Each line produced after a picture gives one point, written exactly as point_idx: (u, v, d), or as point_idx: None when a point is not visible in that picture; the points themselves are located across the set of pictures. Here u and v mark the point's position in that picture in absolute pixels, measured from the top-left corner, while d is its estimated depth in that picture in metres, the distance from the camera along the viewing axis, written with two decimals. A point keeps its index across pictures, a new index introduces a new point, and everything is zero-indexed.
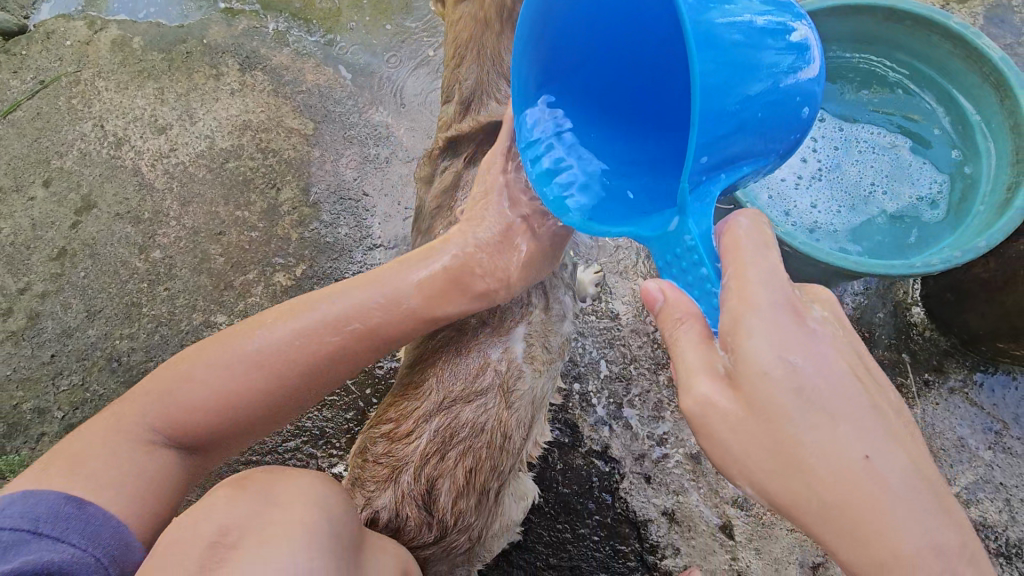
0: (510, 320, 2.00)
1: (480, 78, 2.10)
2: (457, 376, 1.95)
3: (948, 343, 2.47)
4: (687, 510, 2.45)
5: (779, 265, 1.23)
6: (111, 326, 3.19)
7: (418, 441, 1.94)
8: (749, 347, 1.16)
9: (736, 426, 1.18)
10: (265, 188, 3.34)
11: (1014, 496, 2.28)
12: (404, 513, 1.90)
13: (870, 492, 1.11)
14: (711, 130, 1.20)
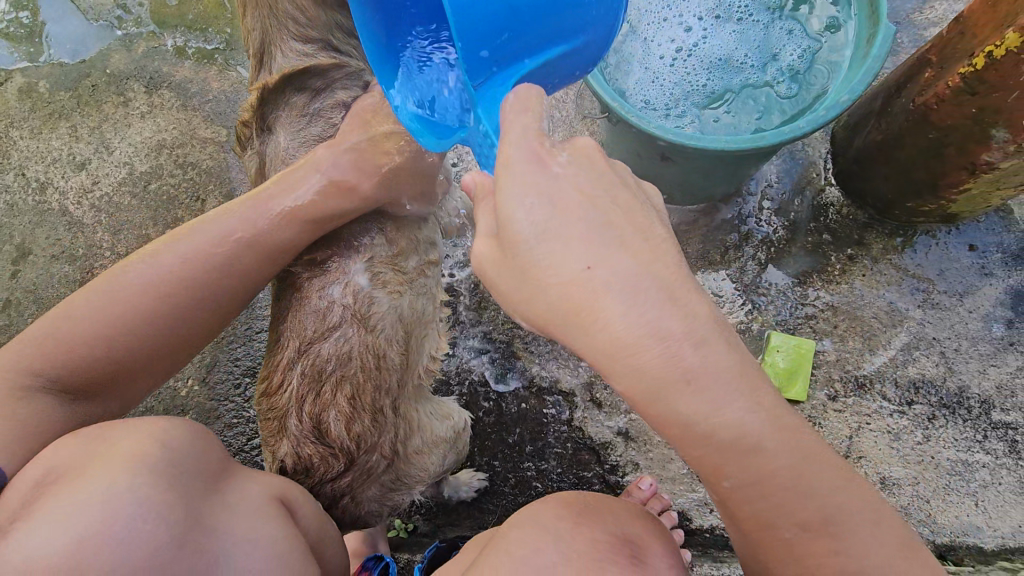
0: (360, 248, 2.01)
1: (264, 28, 2.18)
2: (308, 325, 1.97)
3: (865, 216, 2.49)
4: (641, 426, 2.51)
5: (539, 126, 1.27)
6: None
7: (289, 388, 1.98)
8: (502, 191, 1.20)
9: (495, 264, 1.23)
10: (191, 202, 3.35)
11: (947, 348, 2.32)
12: (305, 453, 1.98)
13: (597, 297, 1.12)
14: (493, 25, 1.31)
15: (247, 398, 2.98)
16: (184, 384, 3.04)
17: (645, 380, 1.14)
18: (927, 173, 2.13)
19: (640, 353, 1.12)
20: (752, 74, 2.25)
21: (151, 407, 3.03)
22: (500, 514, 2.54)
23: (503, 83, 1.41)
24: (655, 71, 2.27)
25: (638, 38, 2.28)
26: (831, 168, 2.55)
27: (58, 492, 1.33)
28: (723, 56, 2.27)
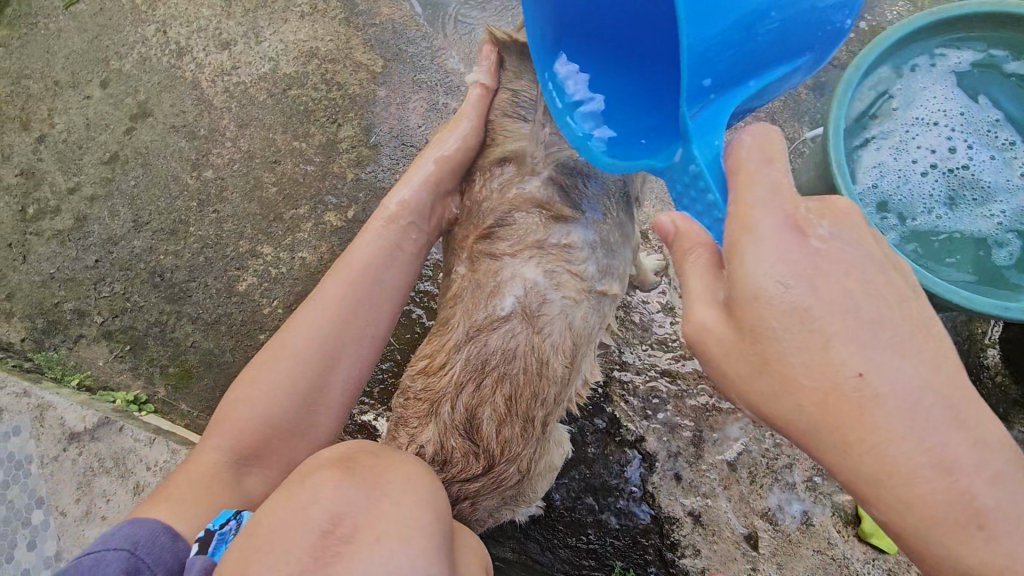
0: (544, 244, 1.84)
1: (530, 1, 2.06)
2: (480, 302, 1.87)
3: (1018, 393, 2.36)
4: (714, 515, 2.48)
5: (784, 183, 1.20)
6: (156, 241, 3.15)
7: (449, 372, 1.91)
8: (748, 268, 1.14)
9: (729, 348, 1.18)
10: (326, 122, 3.22)
11: None
12: (448, 445, 1.92)
13: (862, 407, 1.06)
14: (710, 54, 1.30)
15: None
16: (270, 303, 2.99)
17: (920, 517, 1.06)
18: None
19: (915, 482, 1.05)
20: (991, 225, 2.08)
21: (229, 313, 2.99)
22: (545, 548, 2.54)
23: (723, 111, 1.34)
24: (903, 168, 2.14)
25: (894, 126, 2.17)
26: (1000, 332, 2.41)
27: (360, 553, 1.27)
28: (968, 187, 2.11)
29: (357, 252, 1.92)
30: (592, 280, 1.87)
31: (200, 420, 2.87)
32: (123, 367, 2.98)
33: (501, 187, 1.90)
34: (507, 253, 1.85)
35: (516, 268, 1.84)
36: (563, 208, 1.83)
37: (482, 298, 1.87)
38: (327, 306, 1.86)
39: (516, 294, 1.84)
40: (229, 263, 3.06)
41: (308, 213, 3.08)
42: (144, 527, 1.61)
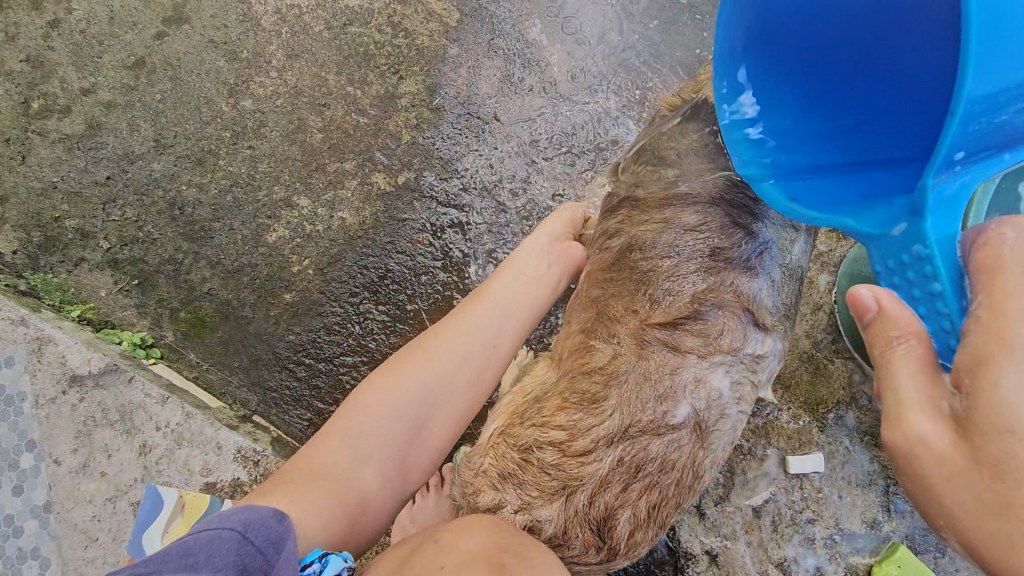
0: (737, 353, 1.83)
1: None
2: (648, 405, 1.77)
3: None
4: (730, 556, 2.49)
5: None
6: (180, 168, 2.84)
7: (596, 463, 1.78)
8: (999, 398, 1.13)
9: (954, 471, 1.20)
10: (387, 71, 2.88)
11: None
12: (569, 531, 1.78)
13: None
14: (970, 129, 1.18)
15: (357, 312, 2.69)
16: (300, 261, 2.75)
17: None
18: None
19: None
20: None
21: (254, 265, 2.75)
22: None
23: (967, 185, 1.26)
24: None
25: None
26: None
27: None
28: None
29: (480, 299, 2.08)
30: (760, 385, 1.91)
31: (209, 374, 2.67)
32: (128, 302, 2.73)
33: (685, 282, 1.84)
34: (695, 354, 1.80)
35: (700, 373, 1.80)
36: (764, 316, 1.87)
37: (651, 396, 1.78)
38: (449, 346, 1.95)
39: (691, 401, 1.78)
40: (260, 209, 2.80)
41: (355, 170, 2.81)
42: (256, 514, 1.45)
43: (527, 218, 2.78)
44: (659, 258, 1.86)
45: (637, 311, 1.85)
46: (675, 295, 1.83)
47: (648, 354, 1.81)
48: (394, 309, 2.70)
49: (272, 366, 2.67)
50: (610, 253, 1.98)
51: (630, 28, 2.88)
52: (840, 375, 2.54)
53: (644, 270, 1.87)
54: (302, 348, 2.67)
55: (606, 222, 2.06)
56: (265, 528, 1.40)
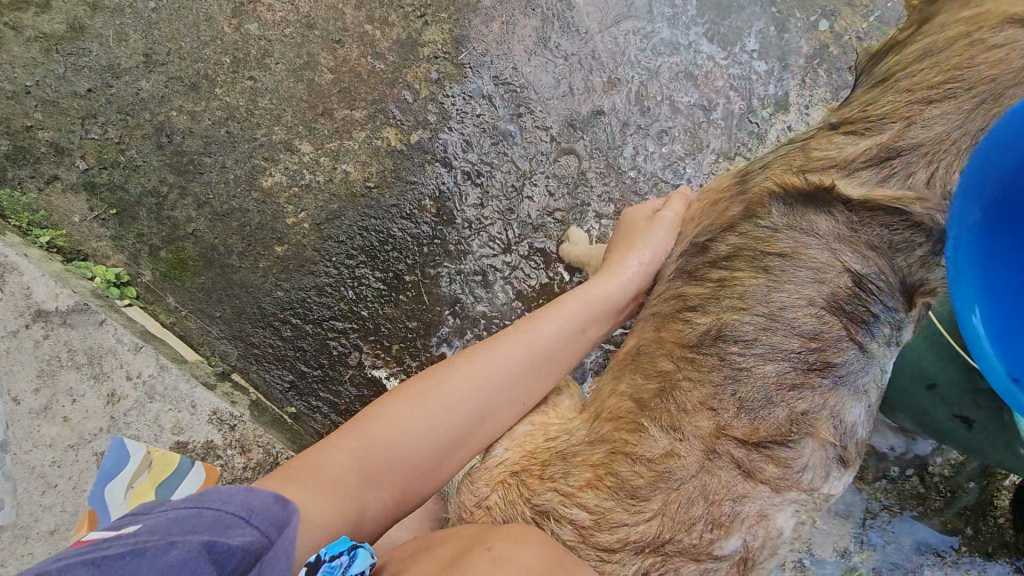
0: (809, 489, 1.65)
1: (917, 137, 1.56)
2: (695, 526, 1.61)
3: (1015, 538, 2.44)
4: None
5: None
6: (171, 91, 2.57)
7: (618, 564, 1.65)
8: None
9: None
10: (411, 13, 2.62)
11: None
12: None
13: None
14: None
15: (352, 276, 2.54)
16: (295, 213, 2.55)
17: None
18: None
19: None
20: None
21: (246, 210, 2.55)
22: None
23: None
24: None
25: None
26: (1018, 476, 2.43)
27: None
28: None
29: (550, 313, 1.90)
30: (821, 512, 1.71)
31: (187, 321, 2.51)
32: (103, 233, 2.52)
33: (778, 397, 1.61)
34: (767, 482, 1.61)
35: (768, 504, 1.62)
36: (848, 449, 1.67)
37: (701, 517, 1.61)
38: (501, 360, 1.79)
39: (744, 536, 1.62)
40: (257, 149, 2.57)
41: (365, 120, 2.58)
42: (258, 496, 1.29)
43: (543, 197, 2.61)
44: (758, 361, 1.60)
45: (713, 413, 1.62)
46: (760, 410, 1.61)
47: (714, 468, 1.62)
48: (391, 278, 2.55)
49: (256, 322, 2.52)
50: (693, 332, 1.69)
51: (681, 4, 2.65)
52: None
53: (733, 369, 1.61)
54: (290, 306, 2.52)
55: (687, 286, 1.78)
56: (262, 508, 1.26)
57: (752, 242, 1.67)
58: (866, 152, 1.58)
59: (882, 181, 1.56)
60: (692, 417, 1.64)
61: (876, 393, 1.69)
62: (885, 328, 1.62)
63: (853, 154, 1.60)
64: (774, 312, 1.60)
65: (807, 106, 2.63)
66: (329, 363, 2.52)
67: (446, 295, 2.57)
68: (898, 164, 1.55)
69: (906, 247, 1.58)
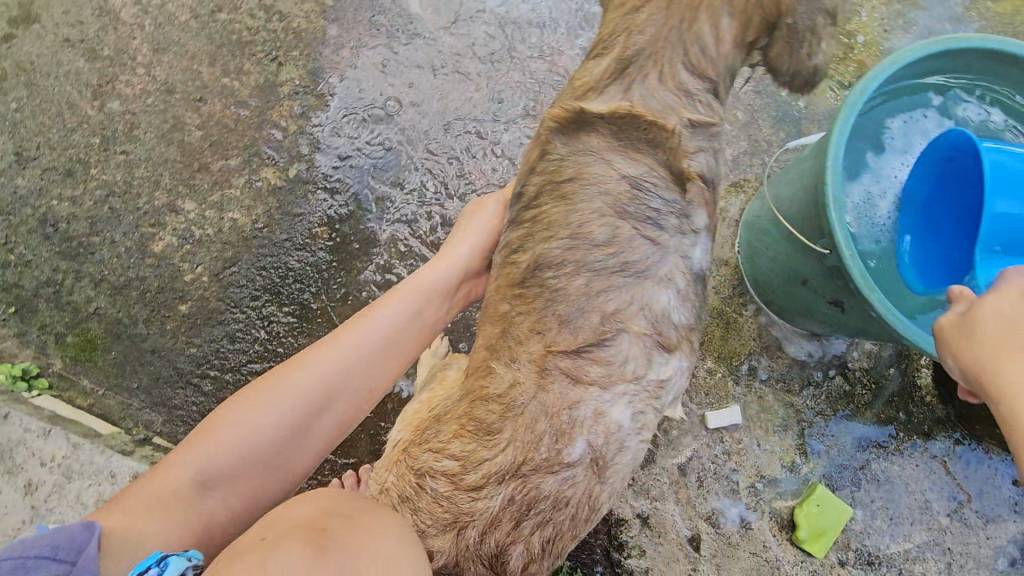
0: (638, 378, 1.51)
1: (657, 35, 1.59)
2: (543, 440, 1.47)
3: (945, 410, 2.52)
4: (661, 518, 2.45)
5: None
6: (47, 182, 2.62)
7: (487, 499, 1.50)
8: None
9: None
10: (264, 58, 2.73)
11: (955, 561, 2.43)
12: (463, 566, 1.52)
13: None
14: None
15: (261, 316, 2.57)
16: (192, 269, 2.59)
17: None
18: None
19: None
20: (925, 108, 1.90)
21: (143, 278, 2.58)
22: None
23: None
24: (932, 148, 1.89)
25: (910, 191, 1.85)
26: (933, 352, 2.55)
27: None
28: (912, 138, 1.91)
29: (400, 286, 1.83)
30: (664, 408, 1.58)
31: (105, 399, 2.51)
32: (7, 332, 2.54)
33: (592, 298, 1.49)
34: (597, 381, 1.47)
35: (604, 402, 1.49)
36: (670, 333, 1.53)
37: (547, 431, 1.48)
38: (357, 351, 1.68)
39: (587, 436, 1.49)
40: (142, 218, 2.62)
41: (241, 166, 2.65)
42: (66, 531, 1.28)
43: (428, 198, 2.68)
44: (569, 277, 1.52)
45: (542, 334, 1.51)
46: (573, 319, 1.49)
47: (548, 384, 1.48)
48: (299, 309, 2.59)
49: (175, 383, 2.52)
50: (518, 269, 1.63)
51: None
52: (749, 326, 2.60)
53: (548, 294, 1.54)
54: (206, 360, 2.54)
55: (511, 233, 1.71)
56: (70, 545, 1.24)
57: (555, 173, 1.63)
58: (607, 69, 1.61)
59: (627, 90, 1.59)
60: (524, 342, 1.54)
61: (685, 275, 1.55)
62: (670, 217, 1.54)
63: (599, 74, 1.62)
64: (579, 228, 1.55)
65: None
66: None
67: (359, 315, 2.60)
68: (633, 72, 1.59)
69: (658, 143, 1.56)
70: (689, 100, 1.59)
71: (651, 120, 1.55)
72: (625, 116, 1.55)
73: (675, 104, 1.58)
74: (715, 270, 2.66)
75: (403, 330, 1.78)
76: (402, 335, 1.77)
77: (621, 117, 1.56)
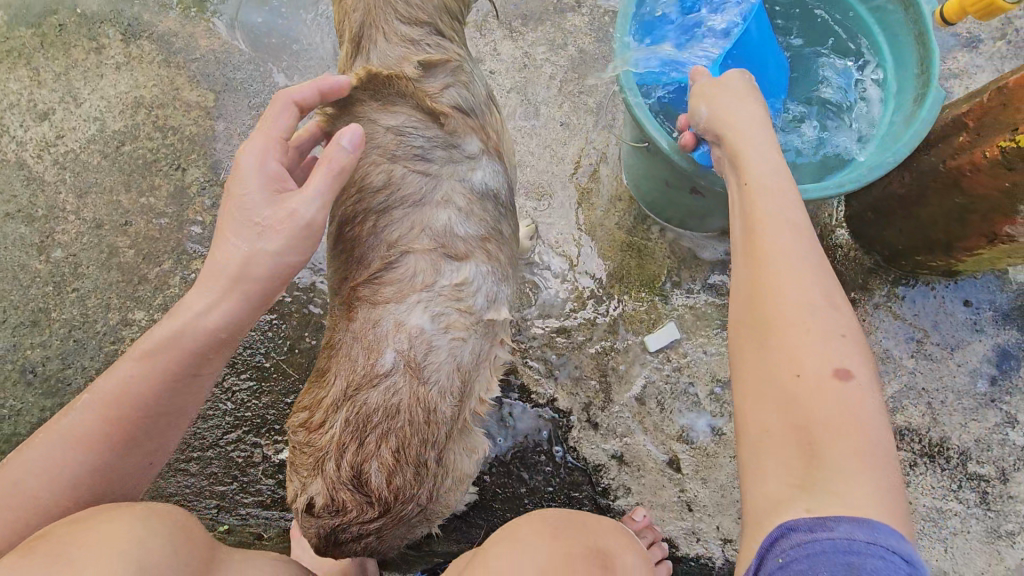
0: (430, 286, 1.64)
1: (368, 9, 1.76)
2: (358, 362, 1.61)
3: (871, 260, 2.55)
4: (636, 452, 2.49)
5: (803, 239, 1.41)
6: (19, 336, 2.94)
7: (331, 430, 1.60)
8: (800, 332, 1.27)
9: (769, 363, 1.29)
10: (170, 169, 3.07)
11: (934, 399, 2.41)
12: (338, 500, 1.57)
13: (836, 394, 1.20)
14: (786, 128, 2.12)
15: (223, 389, 2.77)
16: None
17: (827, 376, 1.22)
18: (944, 234, 2.16)
19: (841, 400, 1.20)
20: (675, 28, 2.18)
21: None
22: (489, 530, 2.49)
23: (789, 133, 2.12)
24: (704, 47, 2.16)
25: None
26: (842, 210, 2.60)
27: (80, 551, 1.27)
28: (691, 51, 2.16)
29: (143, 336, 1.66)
30: (480, 311, 1.70)
31: None
32: None
33: (377, 229, 1.67)
34: (389, 298, 1.62)
35: (399, 315, 1.62)
36: (455, 244, 1.67)
37: (358, 352, 1.62)
38: (98, 427, 1.60)
39: (394, 345, 1.60)
40: (104, 339, 2.90)
41: (173, 267, 2.94)
42: None
43: None
44: (357, 223, 1.71)
45: (346, 277, 1.72)
46: (366, 256, 1.67)
47: (354, 314, 1.65)
48: (255, 373, 2.77)
49: (167, 475, 2.71)
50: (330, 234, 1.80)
51: None
52: (661, 248, 2.70)
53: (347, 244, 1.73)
54: (187, 446, 2.73)
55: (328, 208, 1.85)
56: None
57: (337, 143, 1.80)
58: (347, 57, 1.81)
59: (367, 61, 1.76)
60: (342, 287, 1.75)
61: (464, 195, 1.72)
62: (439, 151, 1.73)
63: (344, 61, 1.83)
64: (360, 180, 1.72)
65: (493, 44, 2.96)
66: (245, 469, 2.71)
67: (307, 359, 2.76)
68: (368, 42, 1.76)
69: (404, 93, 1.72)
70: (416, 46, 1.77)
71: (392, 73, 1.70)
72: (368, 78, 1.69)
73: (405, 55, 1.75)
74: (613, 208, 2.77)
75: (169, 391, 1.64)
76: (168, 397, 1.65)
77: (366, 78, 1.70)
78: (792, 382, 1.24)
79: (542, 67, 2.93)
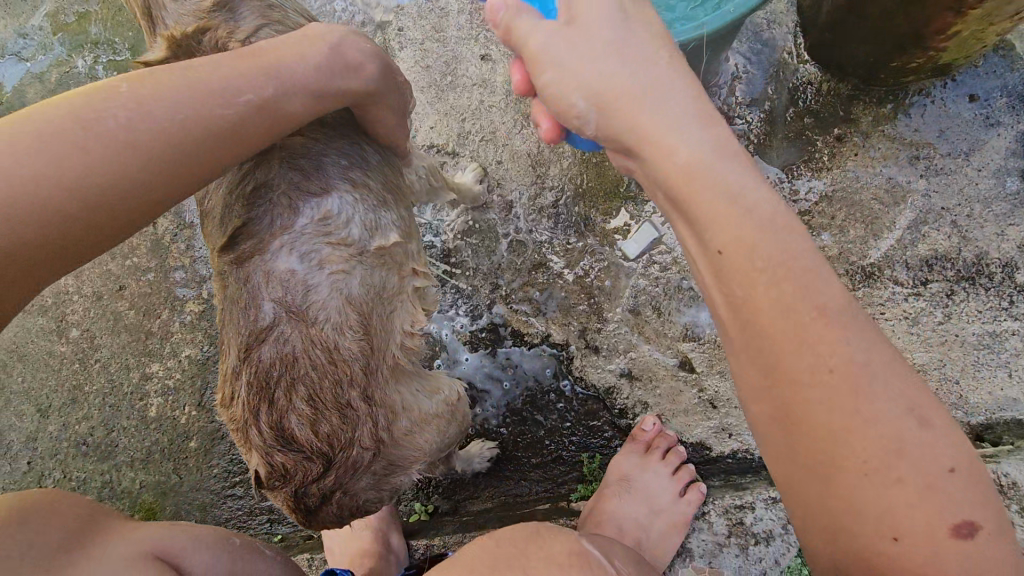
0: (291, 229, 1.63)
1: None
2: (241, 324, 1.63)
3: (847, 88, 2.26)
4: (643, 363, 2.35)
5: (844, 316, 0.93)
6: (66, 416, 3.06)
7: (240, 398, 1.64)
8: (867, 480, 0.89)
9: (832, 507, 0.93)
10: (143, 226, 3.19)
11: (958, 216, 2.11)
12: (277, 463, 1.64)
13: (939, 551, 0.87)
14: None
15: None
16: (184, 412, 2.99)
17: (919, 525, 0.87)
18: (908, 26, 1.86)
19: (952, 554, 0.86)
20: None
21: (157, 440, 2.99)
22: (518, 479, 2.41)
23: None
24: None
25: None
26: (803, 41, 2.31)
27: None
28: None
29: (250, 63, 1.20)
30: (359, 242, 1.69)
31: None
32: None
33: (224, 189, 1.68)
34: (252, 252, 1.61)
35: (263, 262, 1.61)
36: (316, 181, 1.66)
37: (241, 317, 1.63)
38: (139, 174, 1.07)
39: (269, 295, 1.59)
40: (134, 397, 3.04)
41: (171, 314, 3.06)
42: None
43: None
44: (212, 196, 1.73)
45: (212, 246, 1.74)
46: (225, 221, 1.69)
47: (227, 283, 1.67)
48: None
49: (220, 502, 2.88)
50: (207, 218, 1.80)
51: None
52: None
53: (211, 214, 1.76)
54: (232, 474, 2.91)
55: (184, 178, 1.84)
56: None
57: None
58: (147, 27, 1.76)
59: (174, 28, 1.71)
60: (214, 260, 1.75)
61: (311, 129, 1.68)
62: None
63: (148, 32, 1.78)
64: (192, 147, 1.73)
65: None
66: None
67: None
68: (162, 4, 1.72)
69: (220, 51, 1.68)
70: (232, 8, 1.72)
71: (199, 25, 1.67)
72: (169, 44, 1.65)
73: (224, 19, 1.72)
74: None
75: (246, 123, 1.19)
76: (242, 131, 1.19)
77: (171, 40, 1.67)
78: (880, 553, 0.89)
79: (447, 5, 2.78)
